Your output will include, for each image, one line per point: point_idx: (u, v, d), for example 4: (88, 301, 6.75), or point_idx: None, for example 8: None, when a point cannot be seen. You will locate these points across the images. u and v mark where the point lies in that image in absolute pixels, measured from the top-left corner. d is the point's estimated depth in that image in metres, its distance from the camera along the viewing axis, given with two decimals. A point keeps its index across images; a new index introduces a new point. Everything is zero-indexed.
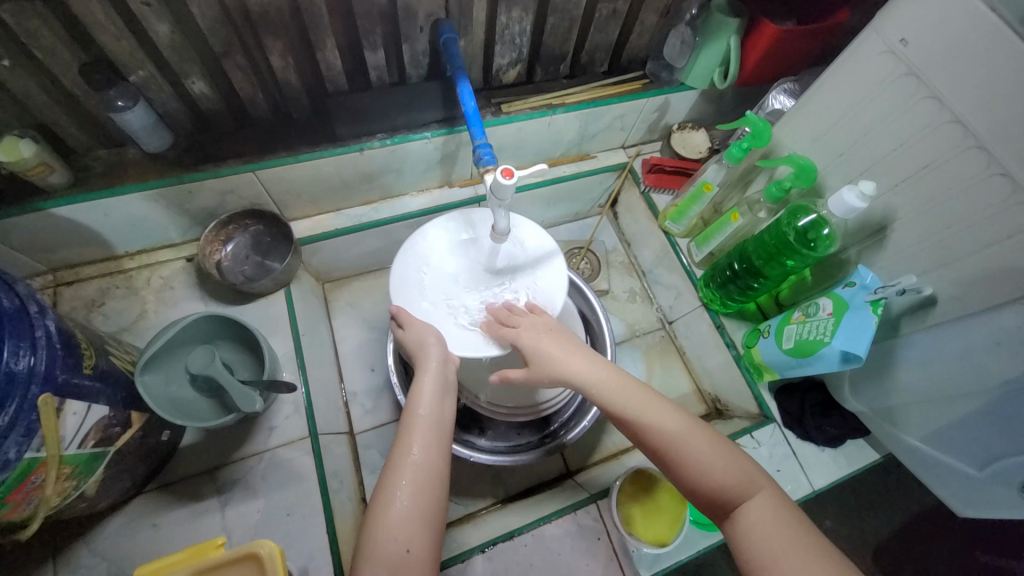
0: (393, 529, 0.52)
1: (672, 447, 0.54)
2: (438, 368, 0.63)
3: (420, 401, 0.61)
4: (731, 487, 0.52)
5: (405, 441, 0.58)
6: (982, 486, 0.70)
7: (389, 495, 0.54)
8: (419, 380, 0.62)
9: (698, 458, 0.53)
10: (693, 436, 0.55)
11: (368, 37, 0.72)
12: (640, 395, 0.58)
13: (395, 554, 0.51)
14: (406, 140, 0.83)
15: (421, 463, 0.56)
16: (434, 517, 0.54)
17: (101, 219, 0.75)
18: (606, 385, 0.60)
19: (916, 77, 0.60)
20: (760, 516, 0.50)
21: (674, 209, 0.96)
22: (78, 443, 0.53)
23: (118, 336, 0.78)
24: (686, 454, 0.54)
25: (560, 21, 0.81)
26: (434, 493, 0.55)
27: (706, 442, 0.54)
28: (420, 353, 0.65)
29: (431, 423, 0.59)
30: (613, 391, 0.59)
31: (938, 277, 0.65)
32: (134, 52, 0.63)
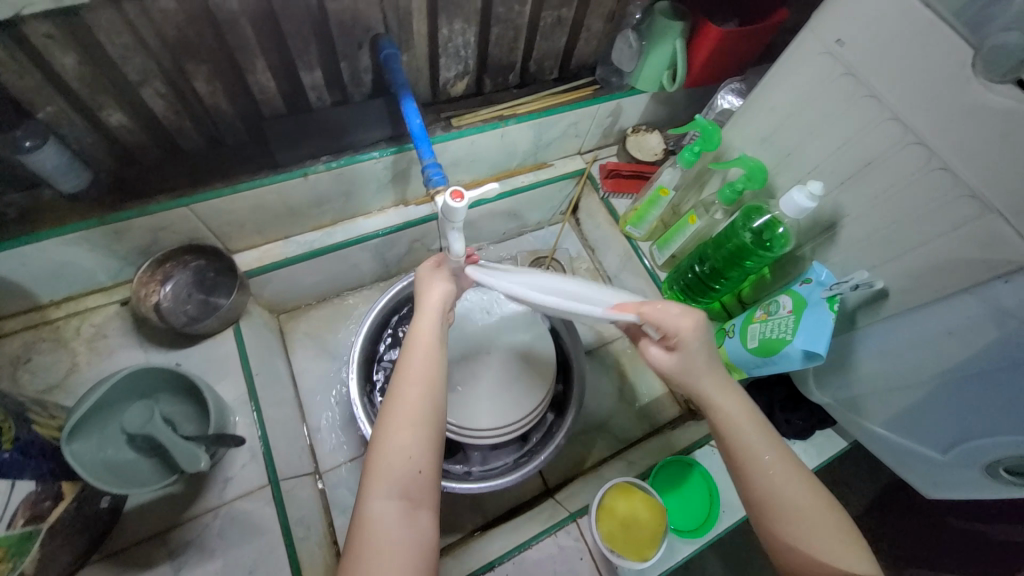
0: (398, 456, 0.50)
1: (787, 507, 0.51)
2: (442, 299, 0.61)
3: (423, 330, 0.58)
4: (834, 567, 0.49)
5: (405, 368, 0.55)
6: (946, 468, 0.72)
7: (393, 431, 0.51)
8: (418, 314, 0.60)
9: (807, 528, 0.50)
10: (808, 504, 0.51)
11: (303, 57, 0.68)
12: (768, 449, 0.54)
13: (405, 474, 0.50)
14: (354, 161, 0.79)
15: (423, 390, 0.53)
16: (439, 437, 0.53)
17: (16, 269, 0.68)
18: (736, 426, 0.55)
19: (853, 77, 0.61)
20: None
21: (634, 213, 0.95)
22: (4, 524, 0.48)
23: (48, 394, 0.71)
24: (798, 522, 0.50)
25: (505, 31, 0.79)
26: (435, 415, 0.53)
27: (819, 512, 0.51)
28: (429, 290, 0.61)
29: (432, 351, 0.56)
30: (746, 439, 0.55)
31: (888, 271, 0.66)
32: (38, 86, 0.57)
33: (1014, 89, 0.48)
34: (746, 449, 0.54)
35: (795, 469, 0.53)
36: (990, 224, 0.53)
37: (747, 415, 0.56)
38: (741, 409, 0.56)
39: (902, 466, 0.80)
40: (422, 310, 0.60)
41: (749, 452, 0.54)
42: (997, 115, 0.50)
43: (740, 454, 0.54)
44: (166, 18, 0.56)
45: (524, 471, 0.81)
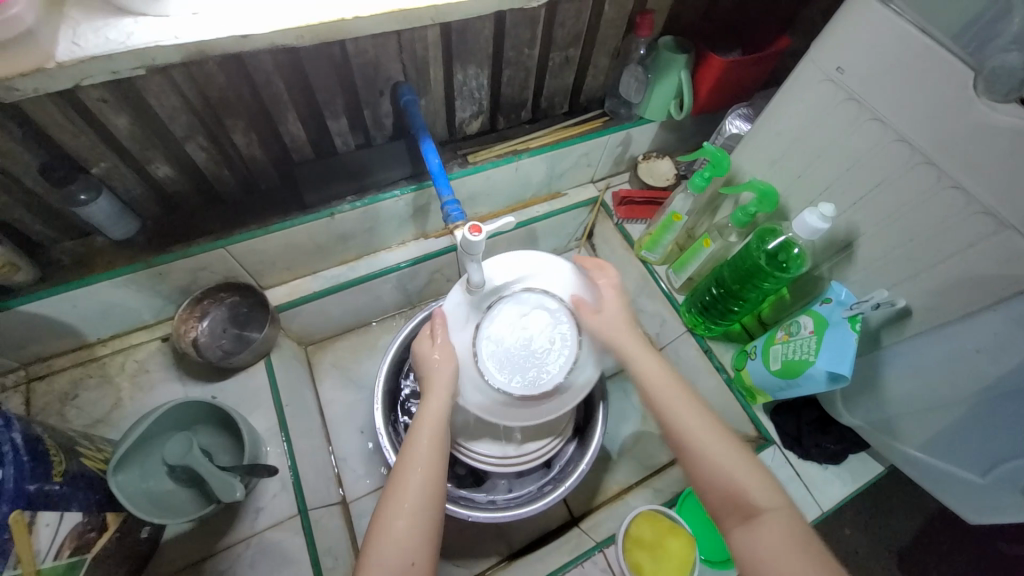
0: (392, 548, 0.52)
1: (695, 444, 0.55)
2: (446, 389, 0.65)
3: (428, 418, 0.62)
4: (745, 495, 0.51)
5: (410, 457, 0.58)
6: (986, 493, 0.69)
7: (392, 516, 0.54)
8: (426, 400, 0.64)
9: (717, 464, 0.53)
10: (717, 440, 0.54)
11: (329, 107, 0.74)
12: (676, 397, 0.59)
13: (397, 565, 0.51)
14: (377, 200, 0.84)
15: (420, 480, 0.56)
16: (435, 531, 0.55)
17: (70, 311, 0.73)
18: (651, 381, 0.61)
19: (856, 101, 0.62)
20: (774, 529, 0.48)
21: (648, 238, 0.97)
22: (54, 554, 0.50)
23: (94, 428, 0.76)
24: (711, 459, 0.53)
25: (516, 73, 0.84)
26: (430, 508, 0.55)
27: (729, 447, 0.54)
28: (430, 376, 0.66)
29: (432, 441, 0.59)
30: (658, 388, 0.60)
31: (909, 289, 0.66)
32: (95, 144, 0.63)
33: (1017, 108, 0.49)
34: (659, 400, 0.59)
35: (703, 411, 0.58)
36: (1009, 239, 0.53)
37: (663, 371, 0.62)
38: (655, 367, 0.62)
39: (942, 491, 0.76)
40: (427, 401, 0.64)
41: (662, 399, 0.59)
42: (1001, 133, 0.50)
43: (654, 404, 0.59)
44: (209, 80, 0.62)
45: (548, 502, 0.80)
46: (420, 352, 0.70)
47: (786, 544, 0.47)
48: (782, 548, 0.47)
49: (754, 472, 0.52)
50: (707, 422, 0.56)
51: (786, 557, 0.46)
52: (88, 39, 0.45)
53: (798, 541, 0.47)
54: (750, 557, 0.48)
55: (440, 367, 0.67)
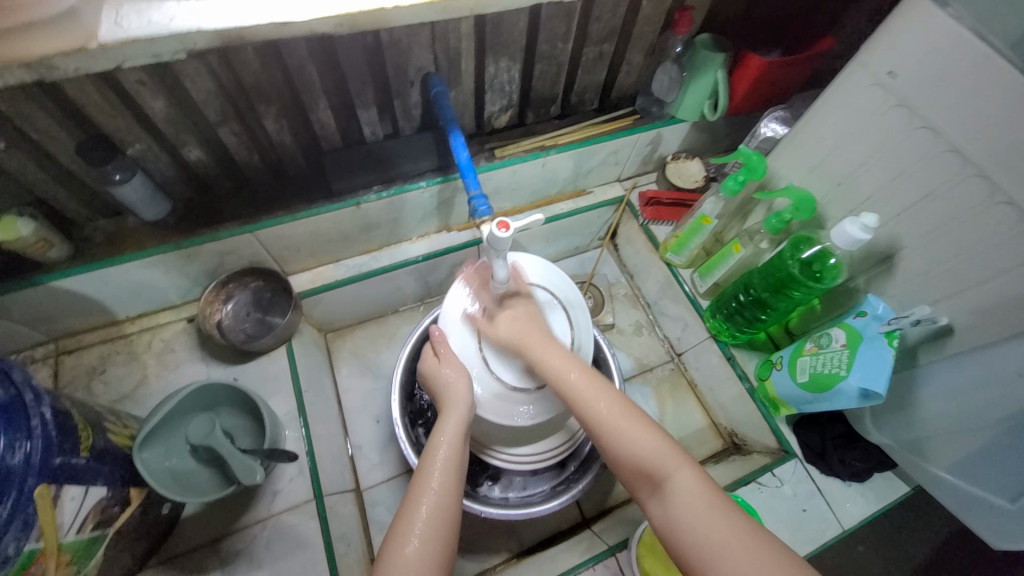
0: (407, 568, 0.51)
1: (602, 421, 0.57)
2: (463, 410, 0.66)
3: (443, 438, 0.62)
4: (653, 464, 0.53)
5: (426, 475, 0.59)
6: (1015, 521, 0.66)
7: (404, 538, 0.54)
8: (444, 420, 0.64)
9: (626, 437, 0.55)
10: (620, 418, 0.57)
11: (360, 96, 0.73)
12: (585, 381, 0.61)
13: None
14: (403, 191, 0.83)
15: (436, 505, 0.56)
16: (447, 560, 0.54)
17: (101, 288, 0.75)
18: (557, 368, 0.63)
19: (907, 108, 0.60)
20: (683, 493, 0.50)
21: (675, 240, 0.95)
22: (76, 528, 0.52)
23: (120, 404, 0.78)
24: (619, 434, 0.56)
25: (548, 67, 0.82)
26: (444, 534, 0.55)
27: (631, 421, 0.56)
28: (445, 394, 0.67)
29: (443, 461, 0.60)
30: (564, 373, 0.62)
31: (952, 306, 0.63)
32: (130, 126, 0.64)
33: None
34: (566, 387, 0.61)
35: (604, 391, 0.60)
36: None
37: (563, 355, 0.64)
38: (558, 354, 0.64)
39: (966, 514, 0.73)
40: (443, 421, 0.65)
41: (572, 383, 0.61)
42: None
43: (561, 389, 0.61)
44: (244, 66, 0.62)
45: (564, 500, 0.80)
46: (428, 371, 0.72)
47: (695, 504, 0.49)
48: (692, 508, 0.49)
49: (658, 441, 0.54)
50: (612, 401, 0.58)
51: (696, 516, 0.48)
52: (131, 21, 0.46)
53: (704, 502, 0.49)
54: (665, 524, 0.50)
55: (453, 382, 0.68)
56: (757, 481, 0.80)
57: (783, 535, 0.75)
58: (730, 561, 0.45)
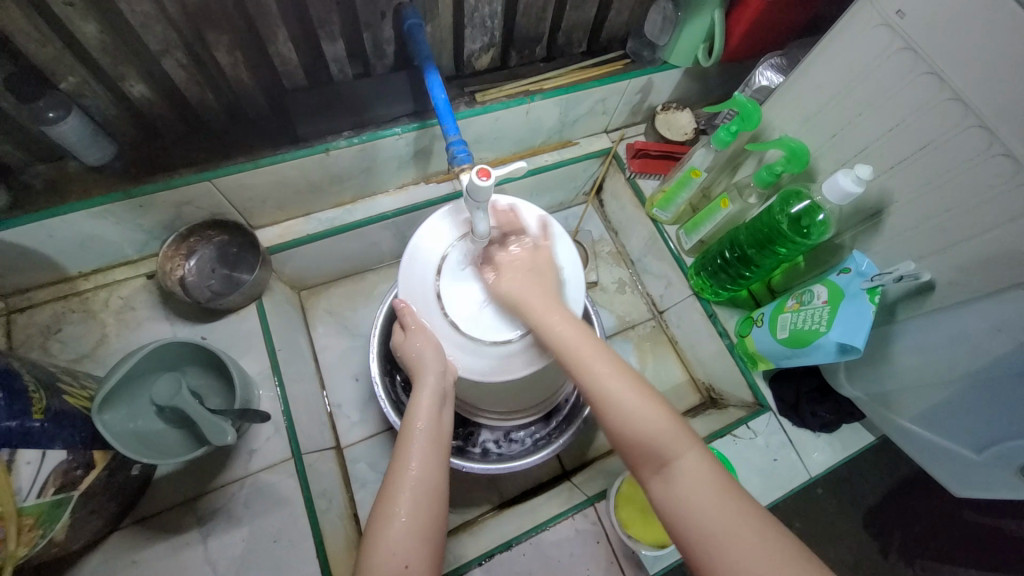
0: (392, 543, 0.51)
1: (611, 400, 0.53)
2: (436, 381, 0.62)
3: (419, 413, 0.60)
4: (660, 443, 0.51)
5: (404, 451, 0.57)
6: (977, 468, 0.70)
7: (389, 513, 0.53)
8: (417, 395, 0.62)
9: (633, 416, 0.52)
10: (630, 397, 0.53)
11: (325, 27, 0.66)
12: (593, 352, 0.56)
13: (391, 570, 0.49)
14: (376, 137, 0.77)
15: (416, 481, 0.55)
16: (431, 526, 0.53)
17: (46, 241, 0.68)
18: (558, 334, 0.58)
19: (913, 51, 0.56)
20: (688, 473, 0.49)
21: (662, 196, 0.92)
22: (37, 493, 0.49)
23: (79, 364, 0.73)
24: (630, 412, 0.52)
25: (534, 0, 0.75)
26: (433, 506, 0.54)
27: (643, 399, 0.53)
28: (417, 365, 0.64)
29: (425, 436, 0.59)
30: (572, 346, 0.57)
31: (936, 262, 0.63)
32: (61, 55, 0.56)
33: None
34: (573, 363, 0.56)
35: (615, 364, 0.56)
36: None
37: (571, 324, 0.58)
38: (556, 320, 0.58)
39: (930, 462, 0.77)
40: (418, 397, 0.61)
41: (579, 352, 0.56)
42: None
43: (566, 360, 0.57)
44: None
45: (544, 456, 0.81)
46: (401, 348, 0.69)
47: (700, 487, 0.48)
48: (699, 488, 0.48)
49: (665, 421, 0.52)
50: (624, 379, 0.55)
51: (703, 495, 0.48)
52: None
53: (711, 483, 0.48)
54: (669, 505, 0.49)
55: (421, 353, 0.64)
56: (732, 433, 0.82)
57: (754, 483, 0.78)
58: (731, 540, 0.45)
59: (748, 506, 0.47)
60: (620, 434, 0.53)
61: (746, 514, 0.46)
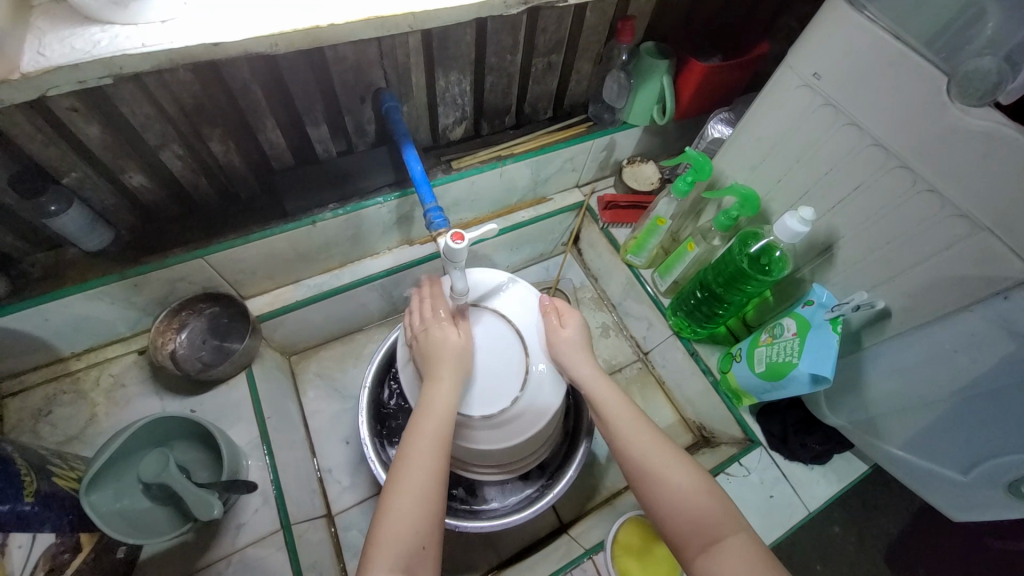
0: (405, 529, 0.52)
1: (660, 477, 0.57)
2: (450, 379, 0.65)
3: (432, 404, 0.61)
4: (709, 521, 0.53)
5: (415, 443, 0.58)
6: (966, 490, 0.70)
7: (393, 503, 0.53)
8: (433, 389, 0.63)
9: (680, 488, 0.56)
10: (683, 480, 0.56)
11: (309, 114, 0.72)
12: (635, 425, 0.62)
13: (408, 552, 0.51)
14: (360, 207, 0.83)
15: (426, 472, 0.56)
16: (439, 513, 0.55)
17: (41, 325, 0.71)
18: (605, 402, 0.65)
19: (834, 107, 0.63)
20: (734, 550, 0.50)
21: (634, 242, 0.97)
22: None
23: (67, 446, 0.73)
24: (671, 481, 0.56)
25: (499, 78, 0.83)
26: (436, 498, 0.55)
27: (690, 475, 0.57)
28: (436, 359, 0.67)
29: (434, 435, 0.59)
30: (621, 421, 0.62)
31: (887, 291, 0.67)
32: (65, 154, 0.61)
33: (990, 112, 0.50)
34: (626, 441, 0.61)
35: (664, 445, 0.60)
36: (983, 242, 0.54)
37: (620, 403, 0.65)
38: (609, 393, 0.66)
39: (924, 487, 0.77)
40: (437, 386, 0.64)
41: (618, 416, 0.63)
42: (978, 138, 0.51)
43: (621, 437, 0.61)
44: (184, 88, 0.60)
45: (540, 507, 0.80)
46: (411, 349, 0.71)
47: (744, 561, 0.49)
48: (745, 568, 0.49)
49: (713, 502, 0.55)
50: (674, 456, 0.59)
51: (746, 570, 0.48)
52: (54, 50, 0.44)
53: (758, 560, 0.49)
54: None
55: (444, 350, 0.67)
56: (726, 472, 0.81)
57: (752, 524, 0.77)
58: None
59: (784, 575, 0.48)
60: (665, 508, 0.55)
61: None
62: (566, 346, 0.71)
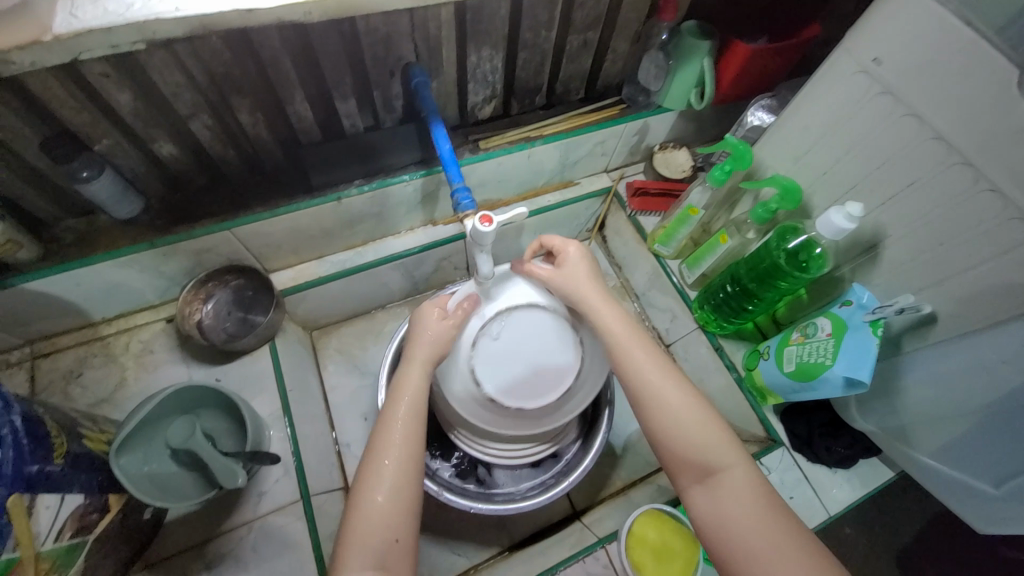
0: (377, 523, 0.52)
1: (667, 412, 0.56)
2: (425, 364, 0.64)
3: (405, 389, 0.61)
4: (712, 452, 0.54)
5: (385, 431, 0.58)
6: (998, 505, 0.67)
7: (366, 496, 0.54)
8: (405, 374, 0.63)
9: (683, 421, 0.56)
10: (687, 414, 0.56)
11: (338, 87, 0.71)
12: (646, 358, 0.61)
13: (383, 544, 0.52)
14: (385, 185, 0.82)
15: (398, 461, 0.56)
16: (412, 500, 0.55)
17: (74, 289, 0.72)
18: (615, 335, 0.63)
19: (892, 95, 0.59)
20: (734, 484, 0.52)
21: (663, 231, 0.94)
22: (55, 536, 0.50)
23: (98, 408, 0.76)
24: (676, 418, 0.56)
25: (532, 55, 0.80)
26: (410, 486, 0.55)
27: (695, 411, 0.56)
28: (415, 347, 0.66)
29: (405, 421, 0.59)
30: (632, 354, 0.61)
31: (935, 294, 0.64)
32: (96, 120, 0.61)
33: None
34: (632, 371, 0.60)
35: (667, 376, 0.59)
36: None
37: (630, 335, 0.63)
38: (618, 325, 0.64)
39: (951, 497, 0.74)
40: (409, 368, 0.64)
41: (624, 344, 0.62)
42: None
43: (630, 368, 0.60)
44: (214, 56, 0.59)
45: (553, 494, 0.80)
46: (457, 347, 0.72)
47: (742, 496, 0.51)
48: (744, 501, 0.51)
49: (716, 436, 0.55)
50: (678, 388, 0.58)
51: (747, 505, 0.51)
52: (86, 12, 0.43)
53: (756, 494, 0.51)
54: (709, 510, 0.52)
55: (425, 338, 0.66)
56: None
57: None
58: (775, 552, 0.48)
59: (786, 514, 0.50)
60: (667, 440, 0.56)
61: (783, 526, 0.49)
62: (562, 277, 0.69)
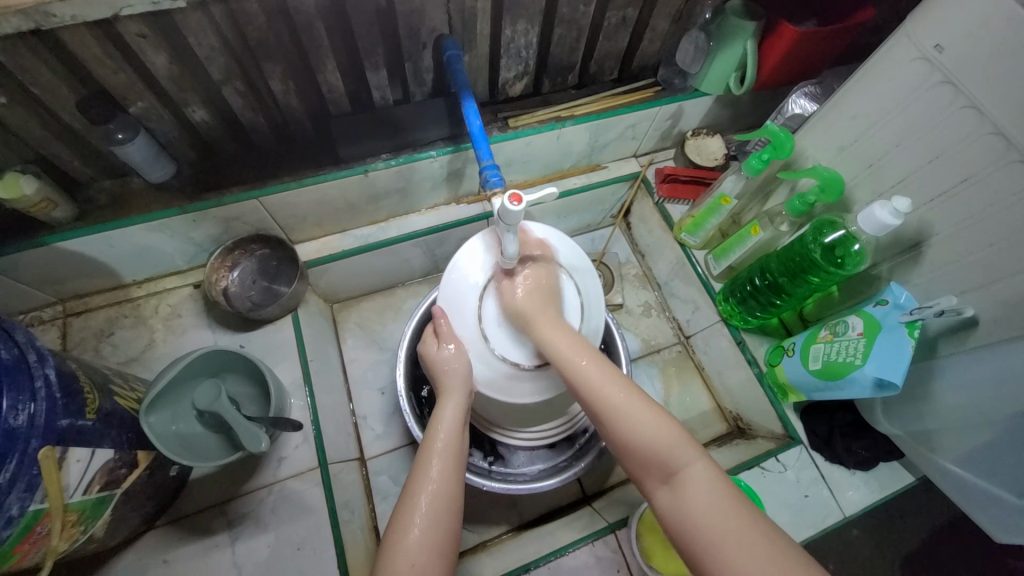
0: (411, 552, 0.51)
1: (613, 416, 0.55)
2: (460, 395, 0.65)
3: (441, 422, 0.62)
4: (665, 450, 0.51)
5: (425, 460, 0.58)
6: (1021, 515, 0.65)
7: (405, 523, 0.53)
8: (442, 406, 0.64)
9: (634, 424, 0.54)
10: (630, 415, 0.54)
11: (370, 57, 0.70)
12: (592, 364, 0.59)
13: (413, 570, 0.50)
14: (413, 160, 0.81)
15: (436, 490, 0.55)
16: (448, 530, 0.54)
17: (106, 251, 0.74)
18: (559, 349, 0.61)
19: (953, 85, 0.56)
20: (693, 481, 0.49)
21: (691, 220, 0.92)
22: (83, 489, 0.52)
23: (128, 367, 0.78)
24: (628, 423, 0.54)
25: (568, 31, 0.77)
26: (446, 518, 0.54)
27: (643, 411, 0.54)
28: (446, 378, 0.66)
29: (443, 449, 0.59)
30: (575, 360, 0.60)
31: (980, 298, 0.61)
32: (131, 82, 0.61)
33: None
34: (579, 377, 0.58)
35: (612, 381, 0.57)
36: None
37: (576, 344, 0.61)
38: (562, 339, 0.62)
39: (971, 505, 0.72)
40: (445, 400, 0.64)
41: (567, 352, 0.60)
42: None
43: (575, 378, 0.59)
44: (249, 20, 0.58)
45: (564, 478, 0.80)
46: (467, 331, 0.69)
47: (704, 491, 0.48)
48: (702, 498, 0.48)
49: (667, 432, 0.53)
50: (623, 392, 0.56)
51: (709, 500, 0.47)
52: None
53: (715, 488, 0.48)
54: (676, 513, 0.49)
55: (452, 368, 0.67)
56: (759, 465, 0.80)
57: (783, 520, 0.75)
58: (740, 549, 0.44)
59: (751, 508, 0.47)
60: (625, 445, 0.54)
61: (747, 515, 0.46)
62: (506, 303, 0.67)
